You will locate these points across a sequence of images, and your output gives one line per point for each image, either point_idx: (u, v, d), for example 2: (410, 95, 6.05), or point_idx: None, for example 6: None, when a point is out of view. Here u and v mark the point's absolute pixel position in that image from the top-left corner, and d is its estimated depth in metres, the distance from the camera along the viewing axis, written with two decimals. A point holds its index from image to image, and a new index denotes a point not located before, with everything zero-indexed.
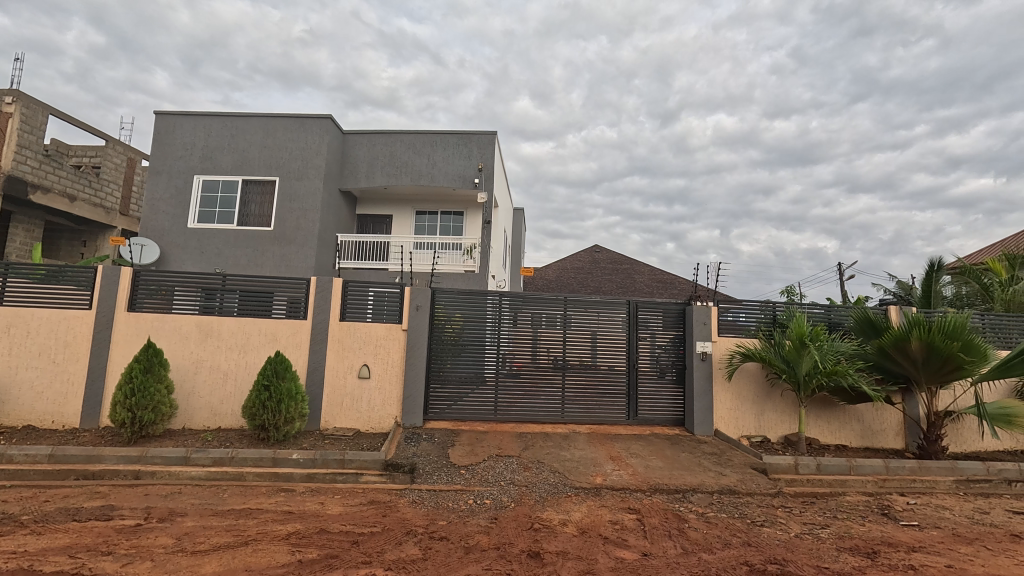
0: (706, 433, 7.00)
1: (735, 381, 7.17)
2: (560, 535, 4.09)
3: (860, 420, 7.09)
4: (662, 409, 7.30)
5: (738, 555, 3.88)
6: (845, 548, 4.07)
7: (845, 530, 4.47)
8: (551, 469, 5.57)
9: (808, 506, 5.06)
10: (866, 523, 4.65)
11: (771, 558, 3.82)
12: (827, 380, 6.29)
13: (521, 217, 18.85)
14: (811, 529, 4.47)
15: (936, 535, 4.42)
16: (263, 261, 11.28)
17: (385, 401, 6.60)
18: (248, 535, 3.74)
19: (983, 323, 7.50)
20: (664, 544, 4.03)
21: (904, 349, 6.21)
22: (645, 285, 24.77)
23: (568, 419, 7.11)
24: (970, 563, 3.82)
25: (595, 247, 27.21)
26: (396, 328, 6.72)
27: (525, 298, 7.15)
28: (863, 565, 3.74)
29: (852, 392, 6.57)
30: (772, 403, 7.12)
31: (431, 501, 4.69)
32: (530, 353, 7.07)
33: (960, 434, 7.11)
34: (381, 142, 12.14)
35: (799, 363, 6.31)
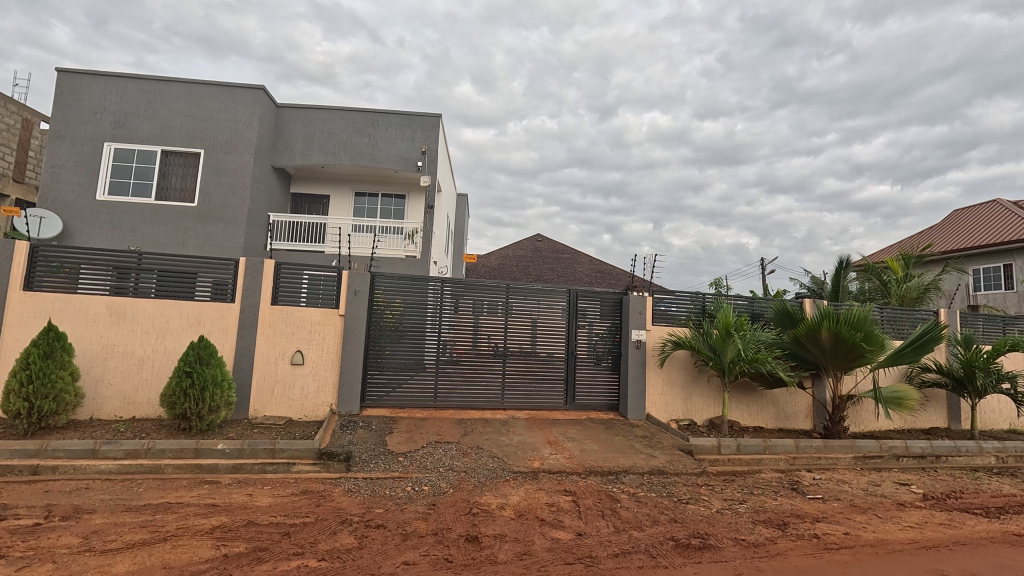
0: (638, 417, 7.31)
1: (665, 367, 7.51)
2: (497, 518, 4.15)
3: (775, 404, 7.68)
4: (597, 394, 7.54)
5: (666, 531, 4.12)
6: (760, 521, 4.41)
7: (759, 504, 4.84)
8: (490, 454, 5.63)
9: (728, 483, 5.45)
10: (778, 497, 5.06)
11: (695, 533, 4.08)
12: (748, 367, 6.75)
13: (465, 202, 18.62)
14: (730, 504, 4.81)
15: (836, 506, 4.88)
16: (185, 239, 10.48)
17: (319, 388, 6.38)
18: (167, 531, 3.50)
19: (882, 315, 8.31)
20: (597, 524, 4.19)
21: (816, 339, 6.78)
22: (585, 274, 25.36)
23: (507, 404, 7.19)
24: (864, 530, 4.26)
25: (538, 236, 27.40)
26: (332, 312, 6.49)
27: (467, 285, 7.12)
28: (775, 536, 4.08)
29: (770, 377, 7.09)
30: (698, 388, 7.56)
31: (368, 489, 4.61)
32: (471, 339, 7.06)
33: (859, 415, 7.86)
34: (318, 118, 11.56)
35: (724, 351, 6.73)
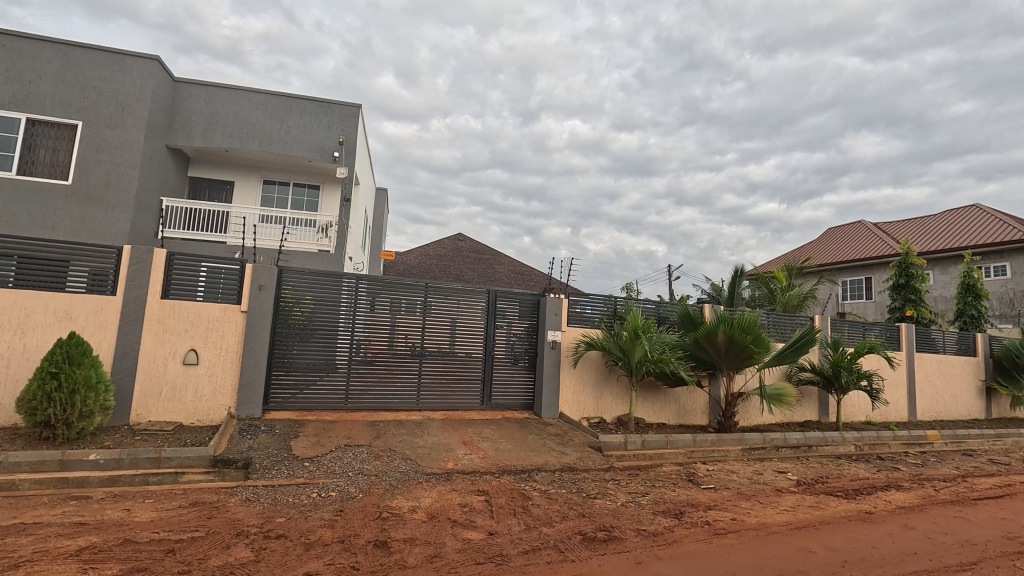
0: (551, 416, 7.50)
1: (578, 367, 7.77)
2: (408, 522, 4.06)
3: (676, 401, 8.23)
4: (513, 394, 7.64)
5: (574, 525, 4.27)
6: (659, 511, 4.71)
7: (660, 496, 5.16)
8: (402, 456, 5.51)
9: (632, 477, 5.76)
10: (676, 489, 5.44)
11: (601, 526, 4.27)
12: (653, 367, 7.18)
13: (384, 196, 18.08)
14: (634, 497, 5.08)
15: (726, 494, 5.34)
16: (55, 221, 9.21)
17: (216, 391, 5.88)
18: (20, 557, 3.04)
19: (768, 320, 9.22)
20: (509, 522, 4.25)
21: (713, 341, 7.37)
22: (504, 275, 25.62)
23: (423, 405, 7.08)
24: (748, 515, 4.70)
25: (459, 235, 27.27)
26: (233, 309, 6.02)
27: (385, 283, 6.91)
28: (672, 525, 4.37)
29: (672, 377, 7.59)
30: (608, 387, 7.91)
31: (268, 498, 4.31)
32: (387, 339, 6.86)
33: (747, 411, 8.65)
34: (223, 98, 10.68)
35: (632, 351, 7.11)
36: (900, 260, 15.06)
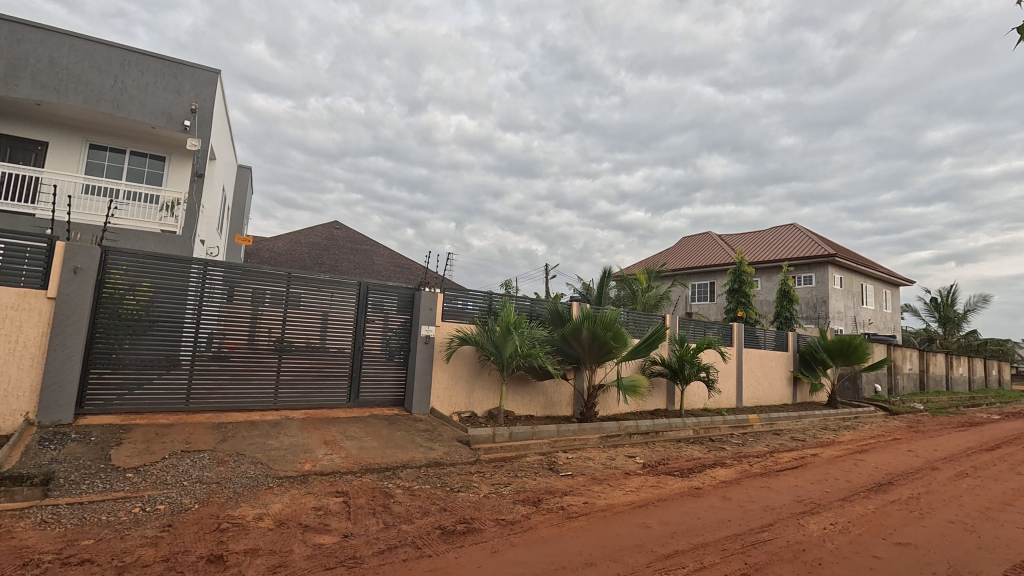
0: (422, 411, 7.39)
1: (452, 363, 7.74)
2: (252, 531, 3.73)
3: (544, 394, 8.63)
4: (383, 390, 7.40)
5: (435, 520, 4.26)
6: (519, 500, 4.90)
7: (521, 485, 5.37)
8: (252, 460, 5.05)
9: (497, 469, 5.92)
10: (536, 477, 5.70)
11: (461, 519, 4.32)
12: (523, 361, 7.44)
13: (247, 175, 16.41)
14: (496, 488, 5.23)
15: (581, 479, 5.73)
16: None
17: (7, 394, 4.87)
18: None
19: (628, 318, 10.07)
20: (366, 522, 4.11)
21: (578, 337, 7.87)
22: (383, 268, 24.80)
23: (281, 404, 6.54)
24: (597, 498, 5.09)
25: (335, 223, 25.79)
26: (36, 295, 5.03)
27: (241, 270, 6.26)
28: (529, 512, 4.57)
29: (541, 370, 7.93)
30: (479, 381, 8.01)
31: (72, 518, 3.66)
32: (242, 333, 6.23)
33: (606, 401, 9.37)
34: (34, 39, 8.83)
35: (504, 346, 7.29)
36: (735, 267, 17.43)
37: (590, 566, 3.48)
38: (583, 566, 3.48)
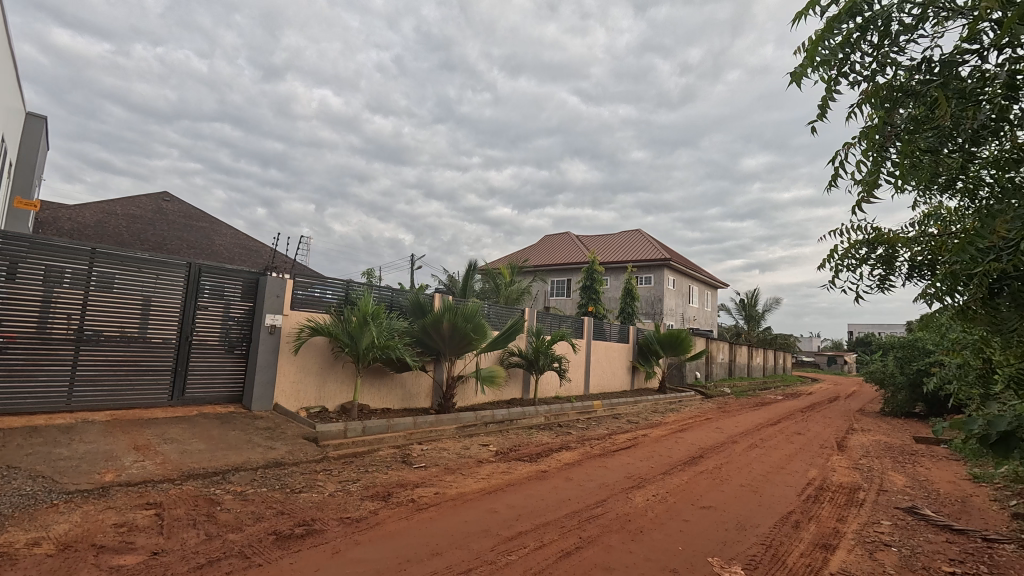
0: (263, 408, 6.69)
1: (300, 355, 7.13)
2: (23, 561, 3.05)
3: (402, 386, 8.43)
4: (216, 386, 6.57)
5: (269, 526, 3.90)
6: (368, 496, 4.72)
7: (370, 480, 5.19)
8: (30, 474, 4.13)
9: (346, 465, 5.64)
10: (388, 471, 5.55)
11: (300, 521, 4.01)
12: (380, 353, 7.18)
13: (41, 126, 13.37)
14: (343, 485, 4.97)
15: (434, 470, 5.73)
16: None
17: None
18: None
19: (490, 310, 10.30)
20: (184, 536, 3.61)
21: (438, 329, 7.83)
22: (226, 249, 22.12)
23: (78, 405, 5.45)
24: (449, 487, 5.12)
25: (165, 194, 22.31)
26: None
27: (23, 242, 5.11)
28: (377, 508, 4.42)
29: (399, 363, 7.73)
30: (332, 374, 7.50)
31: None
32: (22, 319, 5.07)
33: (465, 392, 9.50)
34: None
35: (360, 337, 6.95)
36: (587, 265, 18.87)
37: (436, 556, 3.48)
38: (428, 556, 3.47)
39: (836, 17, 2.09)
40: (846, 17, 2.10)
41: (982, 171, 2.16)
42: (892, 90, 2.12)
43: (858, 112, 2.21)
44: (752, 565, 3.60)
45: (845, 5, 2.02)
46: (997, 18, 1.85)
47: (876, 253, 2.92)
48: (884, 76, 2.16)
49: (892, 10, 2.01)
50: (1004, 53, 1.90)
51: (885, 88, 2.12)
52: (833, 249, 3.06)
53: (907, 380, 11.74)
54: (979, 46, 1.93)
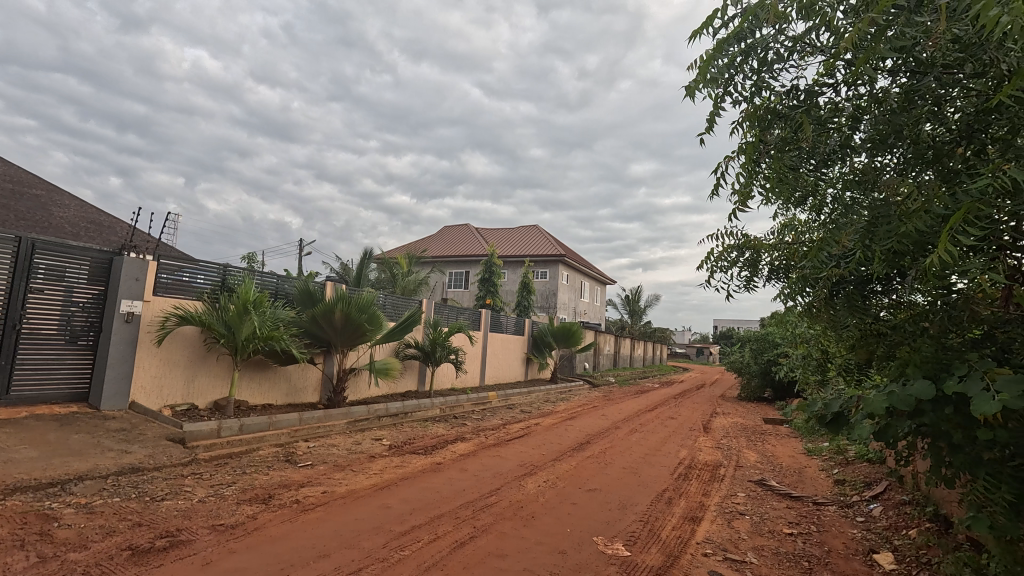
0: (115, 408, 5.80)
1: (165, 346, 6.31)
2: None
3: (287, 380, 7.84)
4: (54, 383, 5.58)
5: (123, 540, 3.42)
6: (244, 500, 4.33)
7: (248, 483, 4.77)
8: None
9: (219, 468, 5.12)
10: (268, 472, 5.14)
11: (163, 533, 3.57)
12: (262, 344, 6.61)
13: None
14: (216, 490, 4.51)
15: (321, 468, 5.41)
16: None
17: None
18: None
19: (386, 301, 9.95)
20: (7, 560, 3.04)
21: (330, 318, 7.41)
22: (68, 223, 18.91)
23: None
24: (338, 485, 4.87)
25: None
26: None
27: None
28: (256, 512, 4.07)
29: (283, 355, 7.17)
30: (205, 368, 6.73)
31: None
32: None
33: (357, 385, 9.09)
34: None
35: (238, 327, 6.34)
36: (486, 258, 19.04)
37: (324, 558, 3.30)
38: (315, 559, 3.28)
39: (725, 40, 2.31)
40: (733, 42, 2.32)
41: (829, 190, 2.53)
42: (766, 113, 2.38)
43: (738, 128, 2.46)
44: (632, 541, 3.90)
45: (733, 30, 2.24)
46: (848, 59, 2.16)
47: (744, 257, 3.29)
48: (760, 98, 2.43)
49: (769, 40, 2.26)
50: (851, 90, 2.23)
51: (761, 109, 2.39)
52: (710, 252, 3.39)
53: (759, 369, 13.46)
54: (833, 80, 2.25)
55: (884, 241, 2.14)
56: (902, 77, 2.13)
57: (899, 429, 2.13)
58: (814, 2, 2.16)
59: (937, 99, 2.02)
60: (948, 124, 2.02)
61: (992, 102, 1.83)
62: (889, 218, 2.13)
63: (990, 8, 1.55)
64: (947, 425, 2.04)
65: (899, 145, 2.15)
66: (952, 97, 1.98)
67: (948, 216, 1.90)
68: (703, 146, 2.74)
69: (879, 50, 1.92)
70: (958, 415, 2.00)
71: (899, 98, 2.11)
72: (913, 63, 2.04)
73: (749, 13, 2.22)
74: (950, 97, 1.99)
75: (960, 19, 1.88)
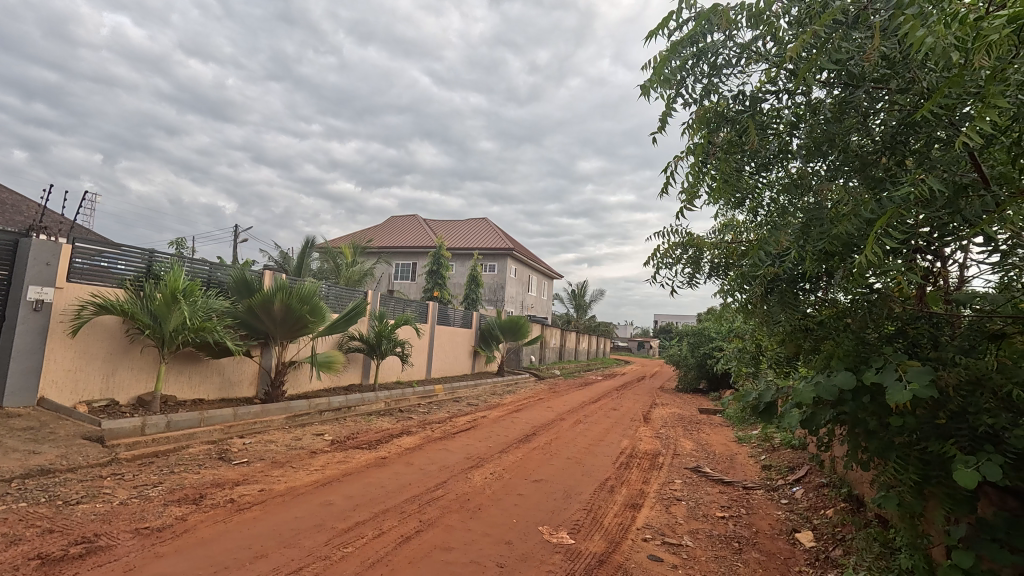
0: (21, 404, 5.26)
1: (80, 337, 5.78)
2: None
3: (221, 373, 7.41)
4: None
5: (31, 549, 3.12)
6: (173, 501, 4.06)
7: (177, 482, 4.48)
8: None
9: (143, 467, 4.77)
10: (200, 471, 4.85)
11: (79, 539, 3.29)
12: (193, 336, 6.21)
13: None
14: (140, 491, 4.21)
15: (258, 466, 5.16)
16: None
17: None
18: None
19: (329, 292, 9.61)
20: None
21: (268, 309, 7.08)
22: None
23: None
24: (276, 483, 4.67)
25: None
26: None
27: None
28: (186, 513, 3.83)
29: (216, 347, 6.77)
30: (127, 361, 6.23)
31: None
32: None
33: (297, 379, 8.73)
34: None
35: (166, 318, 5.92)
36: (434, 251, 18.81)
37: (261, 559, 3.16)
38: (251, 560, 3.13)
39: (679, 41, 2.39)
40: (687, 44, 2.40)
41: (766, 193, 2.68)
42: (714, 115, 2.49)
43: (689, 128, 2.55)
44: (576, 529, 3.99)
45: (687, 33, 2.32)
46: (789, 68, 2.28)
47: (688, 255, 3.43)
48: (709, 101, 2.53)
49: (719, 45, 2.35)
50: (791, 98, 2.36)
51: (710, 111, 2.49)
52: (656, 248, 3.50)
53: (695, 362, 14.11)
54: (775, 88, 2.37)
55: (817, 242, 2.29)
56: (835, 89, 2.27)
57: (823, 417, 2.29)
58: (761, 12, 2.27)
59: (865, 111, 2.16)
60: (874, 135, 2.17)
61: (912, 116, 1.99)
62: (821, 221, 2.27)
63: (917, 29, 1.70)
64: (865, 412, 2.23)
65: (831, 153, 2.31)
66: (878, 110, 2.12)
67: (872, 220, 2.06)
68: (655, 145, 2.82)
69: (818, 62, 2.04)
70: (874, 403, 2.18)
71: (832, 108, 2.25)
72: (846, 76, 2.18)
73: (703, 17, 2.30)
74: (877, 110, 2.13)
75: (889, 38, 2.03)
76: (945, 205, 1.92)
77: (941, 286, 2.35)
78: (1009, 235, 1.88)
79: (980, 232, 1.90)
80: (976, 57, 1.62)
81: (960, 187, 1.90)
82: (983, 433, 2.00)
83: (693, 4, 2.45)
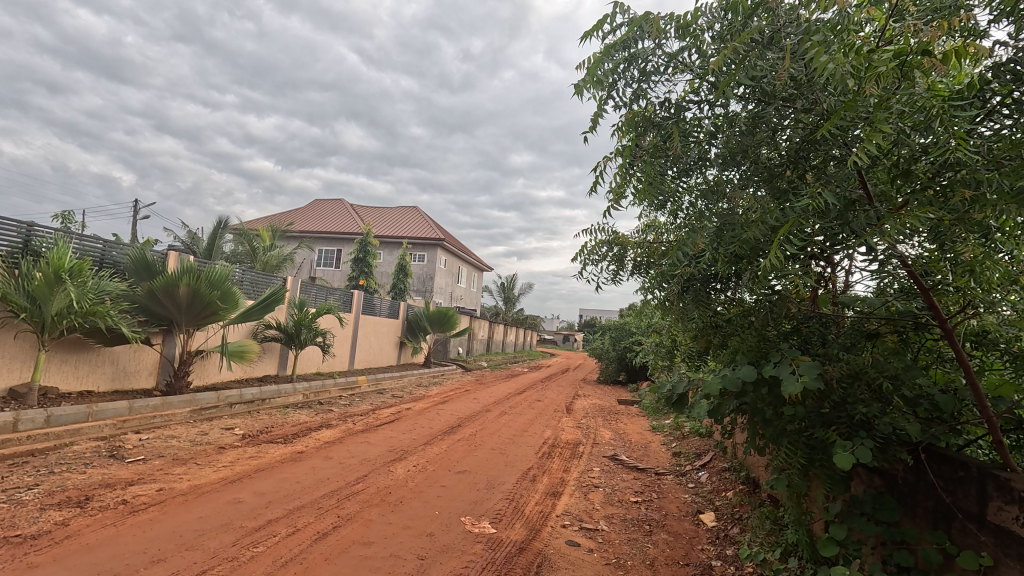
0: None
1: None
2: None
3: (114, 362, 6.70)
4: None
5: None
6: (51, 505, 3.64)
7: (57, 484, 4.01)
8: None
9: (15, 468, 4.23)
10: (85, 470, 4.37)
11: None
12: (81, 321, 5.57)
13: None
14: (10, 495, 3.72)
15: (156, 463, 4.74)
16: None
17: None
18: None
19: (243, 276, 8.97)
20: None
21: (173, 293, 6.49)
22: None
23: None
24: (178, 481, 4.33)
25: None
26: None
27: None
28: (68, 518, 3.45)
29: (109, 334, 6.11)
30: None
31: None
32: None
33: (204, 369, 8.09)
34: None
35: (48, 301, 5.27)
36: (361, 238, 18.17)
37: (159, 563, 2.92)
38: (147, 565, 2.88)
39: (613, 45, 2.47)
40: (620, 48, 2.49)
41: (685, 197, 2.84)
42: (641, 120, 2.61)
43: (618, 130, 2.68)
44: (498, 518, 4.05)
45: (620, 37, 2.40)
46: (711, 81, 2.43)
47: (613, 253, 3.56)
48: (638, 106, 2.63)
49: (649, 52, 2.44)
50: (711, 108, 2.51)
51: (638, 116, 2.60)
52: (583, 245, 3.59)
53: (616, 355, 14.79)
54: (697, 98, 2.51)
55: (727, 245, 2.47)
56: (750, 104, 2.45)
57: (727, 407, 2.49)
58: (688, 24, 2.40)
59: (774, 126, 2.33)
60: (780, 149, 2.35)
61: (813, 135, 2.17)
62: (732, 226, 2.45)
63: (821, 55, 1.87)
64: (762, 403, 2.44)
65: (744, 163, 2.49)
66: (785, 126, 2.30)
67: (777, 227, 2.24)
68: (585, 143, 2.89)
69: (736, 76, 2.20)
70: (770, 395, 2.38)
71: (746, 122, 2.41)
72: (760, 92, 2.34)
73: (635, 24, 2.38)
74: (784, 126, 2.30)
75: (798, 61, 2.20)
76: (836, 216, 2.13)
77: (830, 289, 2.60)
78: (886, 247, 2.11)
79: (863, 242, 2.12)
80: (867, 85, 1.83)
81: (849, 202, 2.10)
82: (857, 420, 2.27)
83: (627, 9, 2.53)
